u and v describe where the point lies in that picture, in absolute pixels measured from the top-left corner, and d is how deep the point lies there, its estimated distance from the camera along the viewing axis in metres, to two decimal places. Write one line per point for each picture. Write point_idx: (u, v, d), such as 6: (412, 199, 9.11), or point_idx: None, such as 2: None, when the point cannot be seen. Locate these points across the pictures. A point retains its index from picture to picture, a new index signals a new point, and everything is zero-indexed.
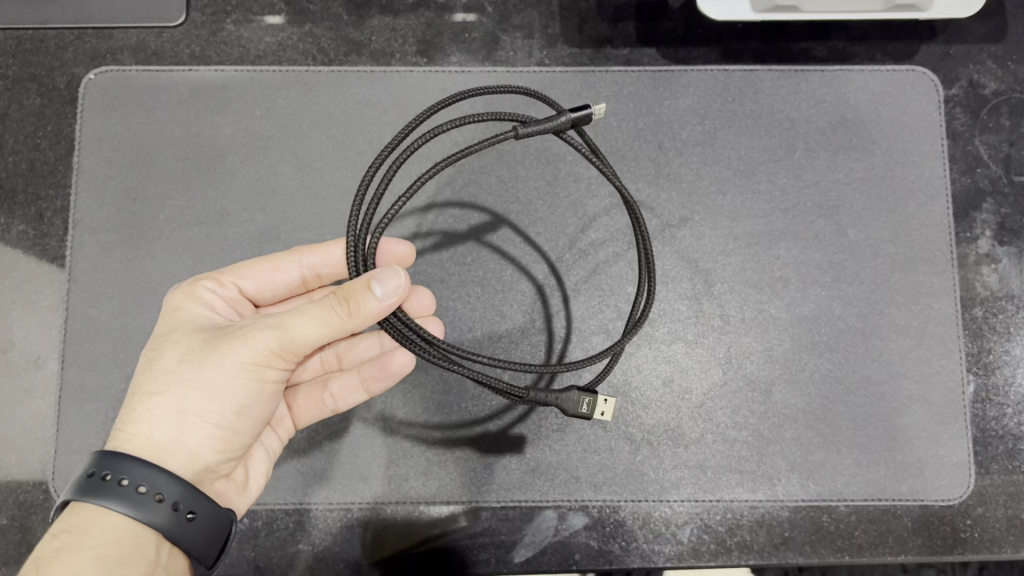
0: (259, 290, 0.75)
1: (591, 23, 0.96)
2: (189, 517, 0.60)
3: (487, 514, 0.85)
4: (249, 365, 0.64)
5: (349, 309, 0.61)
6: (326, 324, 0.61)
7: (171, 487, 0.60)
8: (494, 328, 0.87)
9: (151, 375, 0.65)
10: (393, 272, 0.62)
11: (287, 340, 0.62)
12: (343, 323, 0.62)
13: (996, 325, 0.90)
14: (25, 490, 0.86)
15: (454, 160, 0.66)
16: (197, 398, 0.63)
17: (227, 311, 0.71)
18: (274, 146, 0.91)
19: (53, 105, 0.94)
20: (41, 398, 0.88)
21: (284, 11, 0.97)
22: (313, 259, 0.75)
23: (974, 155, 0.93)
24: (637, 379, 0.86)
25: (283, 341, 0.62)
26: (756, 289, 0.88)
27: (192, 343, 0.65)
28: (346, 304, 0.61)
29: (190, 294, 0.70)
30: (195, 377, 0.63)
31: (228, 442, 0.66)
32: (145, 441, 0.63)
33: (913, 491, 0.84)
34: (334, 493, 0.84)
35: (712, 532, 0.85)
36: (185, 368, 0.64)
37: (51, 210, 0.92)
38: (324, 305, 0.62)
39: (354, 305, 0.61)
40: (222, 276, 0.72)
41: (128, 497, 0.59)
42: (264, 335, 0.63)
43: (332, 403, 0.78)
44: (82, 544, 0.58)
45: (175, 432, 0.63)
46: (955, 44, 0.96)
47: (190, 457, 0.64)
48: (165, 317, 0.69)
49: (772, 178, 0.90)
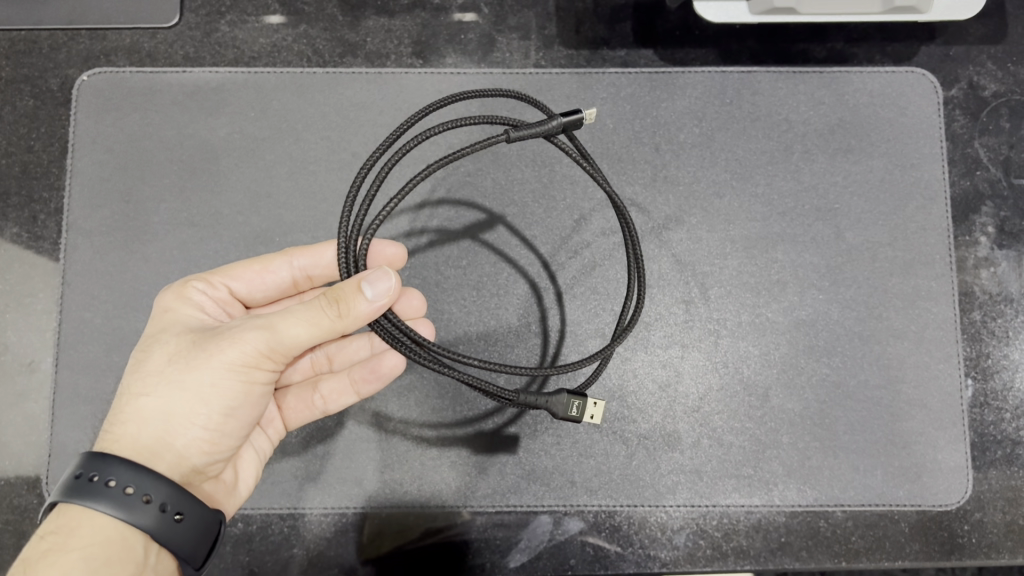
0: (250, 292, 0.74)
1: (588, 24, 0.95)
2: (176, 518, 0.60)
3: (483, 518, 0.84)
4: (238, 366, 0.63)
5: (340, 310, 0.61)
6: (316, 325, 0.61)
7: (159, 488, 0.60)
8: (489, 331, 0.86)
9: (139, 376, 0.64)
10: (383, 273, 0.62)
11: (276, 342, 0.62)
12: (332, 325, 0.61)
13: (995, 329, 0.89)
14: (21, 493, 0.86)
15: (445, 163, 0.65)
16: (185, 399, 0.63)
17: (218, 313, 0.71)
18: (268, 148, 0.90)
19: (47, 106, 0.93)
20: (36, 402, 0.88)
21: (279, 12, 0.96)
22: (304, 260, 0.75)
23: (974, 158, 0.93)
24: (634, 383, 0.86)
25: (272, 343, 0.62)
26: (754, 293, 0.87)
27: (181, 344, 0.65)
28: (336, 305, 0.61)
29: (180, 295, 0.70)
30: (184, 378, 0.63)
31: (216, 444, 0.66)
32: (133, 442, 0.62)
33: (912, 496, 0.84)
34: (328, 497, 0.83)
35: (709, 537, 0.84)
36: (173, 370, 0.63)
37: (45, 213, 0.91)
38: (314, 306, 0.61)
39: (344, 306, 0.60)
40: (213, 277, 0.72)
41: (115, 498, 0.58)
42: (253, 336, 0.62)
43: (323, 405, 0.78)
44: (70, 545, 0.57)
45: (164, 433, 0.63)
46: (955, 45, 0.95)
47: (178, 458, 0.63)
48: (155, 318, 0.69)
49: (770, 180, 0.89)
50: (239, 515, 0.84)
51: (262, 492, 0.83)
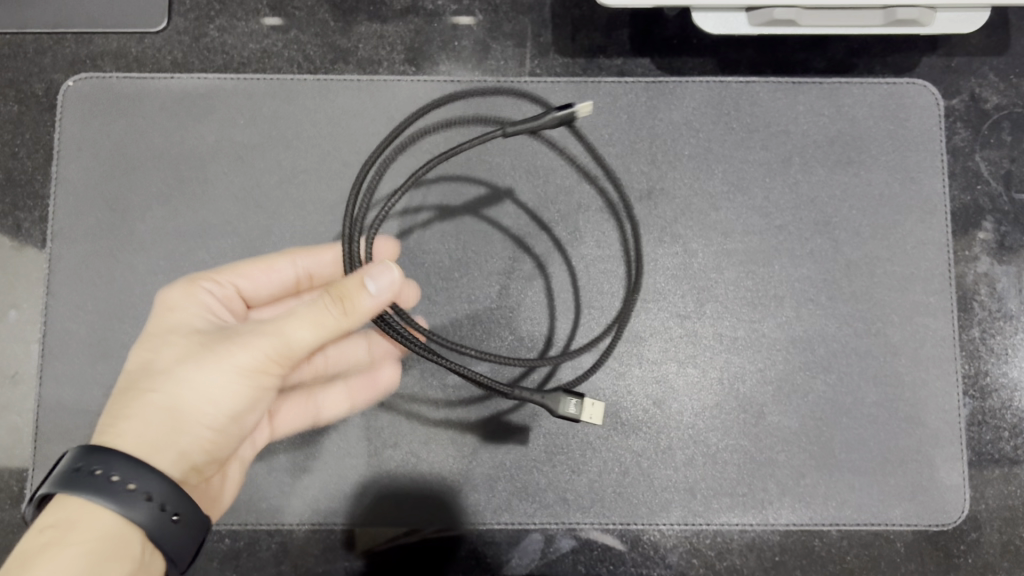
0: (255, 291, 0.73)
1: (584, 32, 0.93)
2: (175, 518, 0.59)
3: (476, 534, 0.83)
4: (246, 369, 0.62)
5: (344, 308, 0.59)
6: (320, 325, 0.59)
7: (161, 488, 0.58)
8: (482, 345, 0.85)
9: (143, 372, 0.63)
10: (386, 269, 0.61)
11: (283, 344, 0.61)
12: (338, 323, 0.60)
13: (993, 347, 0.88)
14: (3, 507, 0.84)
15: (443, 157, 0.67)
16: (190, 399, 0.62)
17: (224, 311, 0.69)
18: (258, 156, 0.88)
19: (31, 111, 0.91)
20: (18, 414, 0.86)
21: (269, 17, 0.94)
22: (307, 261, 0.75)
23: (975, 172, 0.91)
24: (627, 400, 0.84)
25: (280, 345, 0.61)
26: (750, 307, 0.86)
27: (188, 342, 0.63)
28: (340, 304, 0.59)
29: (187, 292, 0.68)
30: (191, 377, 0.62)
31: (216, 446, 0.65)
32: (134, 439, 0.61)
33: (908, 516, 0.83)
34: (317, 513, 0.82)
35: (702, 556, 0.84)
36: (180, 368, 0.62)
37: (29, 221, 0.90)
38: (318, 305, 0.60)
39: (348, 303, 0.59)
40: (220, 276, 0.71)
41: (117, 494, 0.57)
42: (261, 339, 0.61)
43: (316, 413, 0.80)
44: (69, 538, 0.56)
45: (165, 432, 0.61)
46: (957, 57, 0.93)
47: (178, 460, 0.62)
48: (160, 313, 0.67)
49: (768, 193, 0.88)
50: (226, 531, 0.83)
51: (248, 509, 0.82)
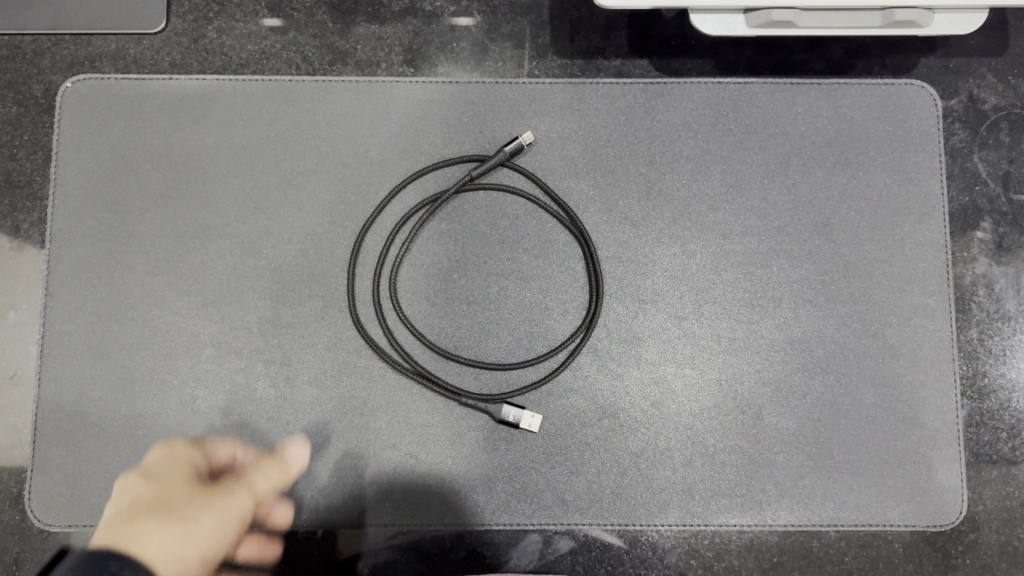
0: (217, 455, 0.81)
1: (582, 33, 0.93)
2: None
3: (474, 535, 0.84)
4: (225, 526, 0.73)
5: (235, 501, 0.75)
6: (220, 514, 0.73)
7: None
8: (480, 346, 0.85)
9: (127, 526, 0.69)
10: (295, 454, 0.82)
11: (190, 531, 0.69)
12: (236, 508, 0.74)
13: (991, 348, 0.88)
14: (3, 508, 0.84)
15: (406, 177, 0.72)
16: (168, 544, 0.67)
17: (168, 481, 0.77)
18: (257, 158, 0.88)
19: (30, 113, 0.91)
20: (17, 416, 0.86)
21: (267, 19, 0.94)
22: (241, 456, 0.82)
23: (973, 173, 0.91)
24: (625, 401, 0.84)
25: (205, 545, 0.70)
26: (748, 308, 0.86)
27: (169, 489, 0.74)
28: (220, 495, 0.74)
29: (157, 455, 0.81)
30: (151, 532, 0.68)
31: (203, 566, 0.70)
32: (151, 549, 0.66)
33: (905, 517, 0.83)
34: (315, 515, 0.82)
35: (700, 557, 0.84)
36: (143, 521, 0.70)
37: (28, 222, 0.90)
38: (196, 497, 0.72)
39: (228, 494, 0.75)
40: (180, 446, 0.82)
41: None
42: (215, 519, 0.72)
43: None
44: None
45: (156, 541, 0.67)
46: (955, 58, 0.93)
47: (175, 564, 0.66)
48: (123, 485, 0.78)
49: (767, 194, 0.88)
50: None
51: None
